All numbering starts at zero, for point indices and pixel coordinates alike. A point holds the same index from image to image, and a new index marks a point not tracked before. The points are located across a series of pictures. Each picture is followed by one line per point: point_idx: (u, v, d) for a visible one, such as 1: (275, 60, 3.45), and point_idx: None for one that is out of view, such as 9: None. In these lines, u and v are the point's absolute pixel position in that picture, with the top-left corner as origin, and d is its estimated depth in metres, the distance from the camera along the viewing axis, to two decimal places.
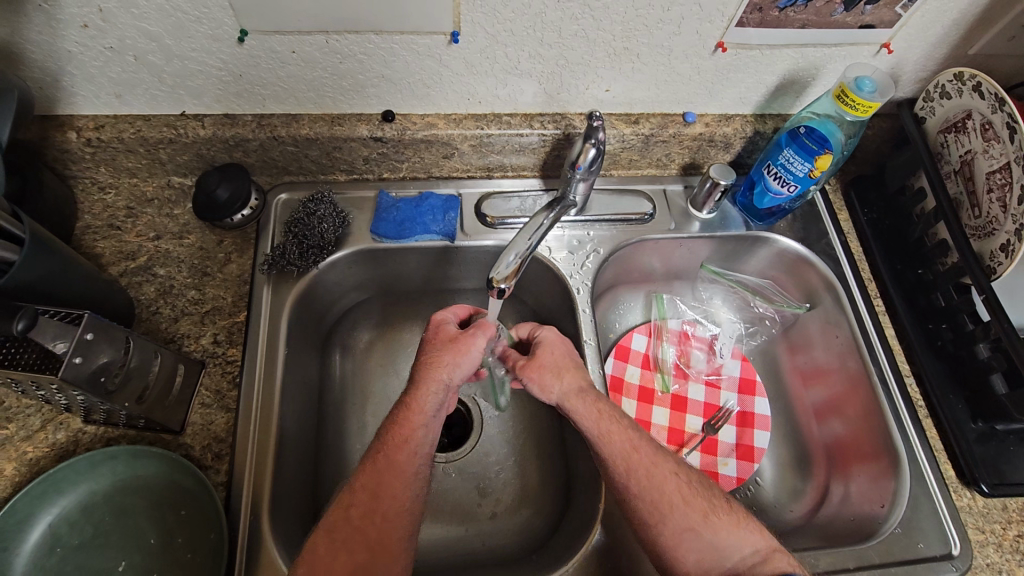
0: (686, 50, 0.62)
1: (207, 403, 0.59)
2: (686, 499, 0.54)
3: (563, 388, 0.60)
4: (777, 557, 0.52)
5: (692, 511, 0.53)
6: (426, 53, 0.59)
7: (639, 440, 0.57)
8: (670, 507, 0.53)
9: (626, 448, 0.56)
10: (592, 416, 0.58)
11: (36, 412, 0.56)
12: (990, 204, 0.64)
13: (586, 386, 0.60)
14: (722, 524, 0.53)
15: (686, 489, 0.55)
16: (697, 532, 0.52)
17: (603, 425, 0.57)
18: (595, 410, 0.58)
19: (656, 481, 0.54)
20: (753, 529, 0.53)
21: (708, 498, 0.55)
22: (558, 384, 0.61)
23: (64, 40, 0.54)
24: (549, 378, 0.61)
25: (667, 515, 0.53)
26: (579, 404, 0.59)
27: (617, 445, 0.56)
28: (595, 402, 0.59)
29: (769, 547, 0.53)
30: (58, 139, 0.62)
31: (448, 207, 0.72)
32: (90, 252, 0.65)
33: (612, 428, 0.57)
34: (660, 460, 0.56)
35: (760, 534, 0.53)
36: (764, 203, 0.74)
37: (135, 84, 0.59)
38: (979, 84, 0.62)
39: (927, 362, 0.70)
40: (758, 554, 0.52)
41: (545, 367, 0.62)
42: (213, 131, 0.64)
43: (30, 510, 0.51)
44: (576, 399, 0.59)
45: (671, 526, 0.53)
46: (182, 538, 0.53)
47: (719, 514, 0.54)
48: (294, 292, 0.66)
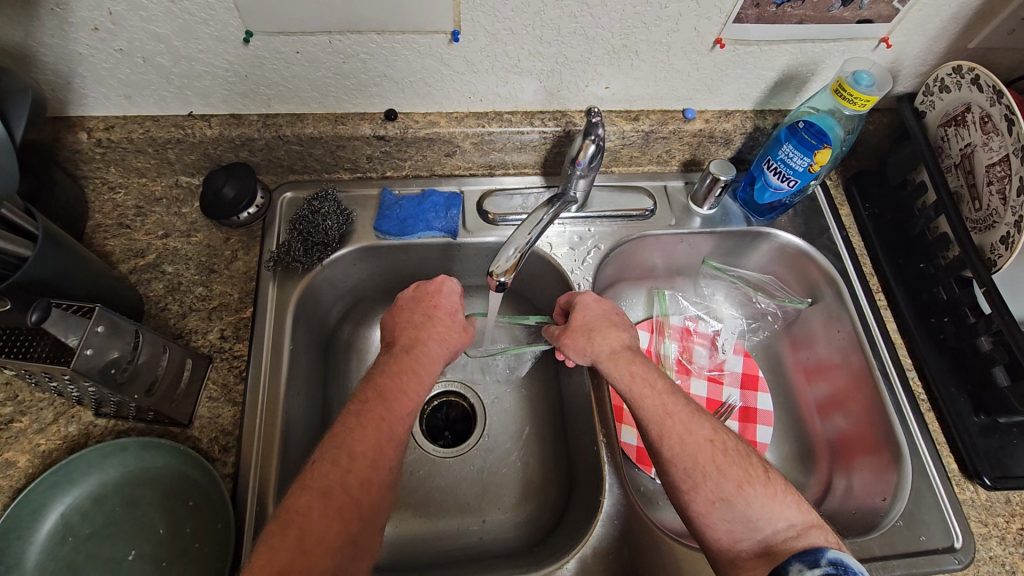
0: (684, 46, 0.63)
1: (214, 397, 0.61)
2: (720, 468, 0.53)
3: (596, 350, 0.64)
4: (812, 533, 0.50)
5: (726, 480, 0.53)
6: (427, 52, 0.60)
7: (674, 405, 0.57)
8: (704, 475, 0.53)
9: (660, 412, 0.57)
10: (627, 379, 0.60)
11: (49, 406, 0.58)
12: (990, 197, 0.64)
13: (619, 348, 0.63)
14: (757, 495, 0.52)
15: (720, 456, 0.54)
16: (729, 502, 0.52)
17: (641, 390, 0.59)
18: (627, 372, 0.60)
19: (689, 447, 0.54)
20: (789, 502, 0.52)
21: (744, 467, 0.53)
22: (592, 347, 0.64)
23: (75, 42, 0.55)
24: (581, 340, 0.65)
25: (700, 483, 0.53)
26: (613, 366, 0.62)
27: (651, 408, 0.57)
28: (627, 365, 0.61)
29: (806, 522, 0.51)
30: (69, 140, 0.63)
31: (450, 204, 0.73)
32: (100, 250, 0.67)
33: (644, 390, 0.59)
34: (695, 426, 0.56)
35: (795, 505, 0.52)
36: (764, 198, 0.74)
37: (143, 85, 0.61)
38: (977, 77, 0.62)
39: (928, 355, 0.70)
40: (791, 529, 0.50)
41: (577, 330, 0.65)
42: (220, 131, 0.65)
43: (44, 500, 0.52)
44: (610, 361, 0.62)
45: (705, 494, 0.53)
46: (190, 527, 0.54)
47: (755, 484, 0.52)
48: (299, 288, 0.67)
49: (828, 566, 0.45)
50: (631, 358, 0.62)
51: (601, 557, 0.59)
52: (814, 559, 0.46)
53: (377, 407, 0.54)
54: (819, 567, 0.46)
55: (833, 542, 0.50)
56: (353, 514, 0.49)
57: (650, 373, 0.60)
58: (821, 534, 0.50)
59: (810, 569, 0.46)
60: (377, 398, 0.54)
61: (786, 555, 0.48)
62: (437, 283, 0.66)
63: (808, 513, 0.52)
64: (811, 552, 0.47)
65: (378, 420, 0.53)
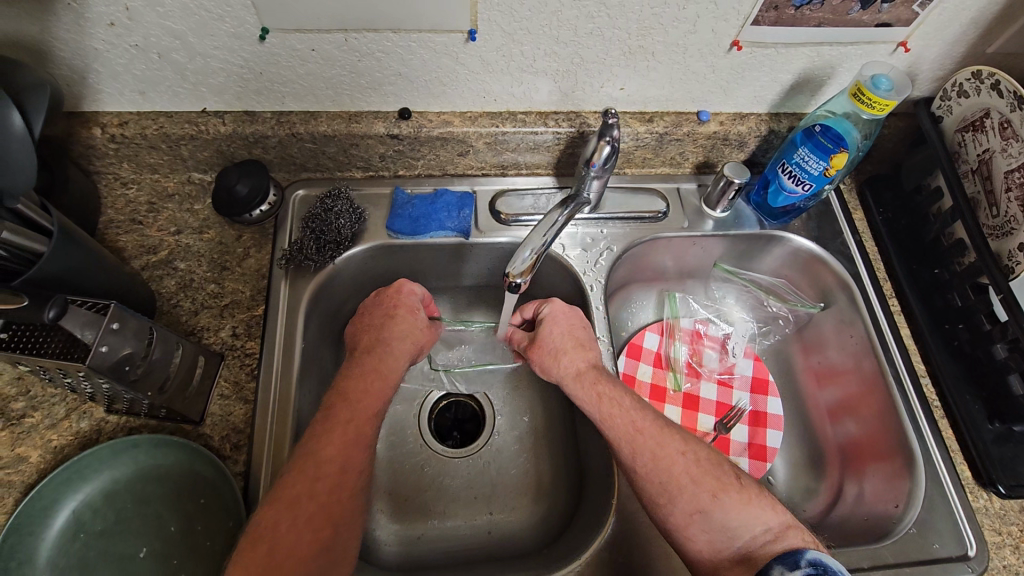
0: (701, 48, 0.62)
1: (226, 395, 0.60)
2: (695, 479, 0.54)
3: (561, 371, 0.64)
4: (789, 533, 0.52)
5: (702, 491, 0.53)
6: (443, 51, 0.60)
7: (643, 421, 0.57)
8: (680, 488, 0.53)
9: (630, 430, 0.57)
10: (593, 399, 0.60)
11: (61, 401, 0.58)
12: (1009, 203, 0.64)
13: (586, 369, 0.62)
14: (732, 503, 0.52)
15: (694, 467, 0.55)
16: (706, 512, 0.53)
17: (605, 412, 0.59)
18: (594, 393, 0.60)
19: (662, 462, 0.55)
20: (764, 506, 0.53)
21: (718, 476, 0.54)
22: (557, 368, 0.64)
23: (92, 38, 0.55)
24: (548, 360, 0.65)
25: (677, 496, 0.53)
26: (578, 387, 0.62)
27: (620, 428, 0.57)
28: (594, 385, 0.61)
29: (782, 525, 0.52)
30: (83, 135, 0.63)
31: (462, 204, 0.73)
32: (112, 246, 0.67)
33: (612, 409, 0.59)
34: (666, 439, 0.56)
35: (770, 508, 0.53)
36: (778, 201, 0.74)
37: (158, 82, 0.61)
38: (998, 82, 0.62)
39: (942, 361, 0.69)
40: (769, 533, 0.51)
41: (544, 350, 0.65)
42: (233, 128, 0.65)
43: (55, 496, 0.52)
44: (575, 382, 0.62)
45: (682, 507, 0.53)
46: (201, 525, 0.54)
47: (730, 492, 0.53)
48: (311, 287, 0.67)
49: (808, 566, 0.47)
50: (597, 378, 0.62)
51: (611, 561, 0.59)
52: (795, 560, 0.48)
53: (344, 409, 0.55)
54: (801, 569, 0.47)
55: (810, 541, 0.51)
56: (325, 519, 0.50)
57: (617, 390, 0.60)
58: (799, 534, 0.52)
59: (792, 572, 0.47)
60: (341, 401, 0.56)
61: (767, 558, 0.50)
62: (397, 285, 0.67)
63: (785, 513, 0.53)
64: (790, 554, 0.49)
65: (345, 422, 0.54)
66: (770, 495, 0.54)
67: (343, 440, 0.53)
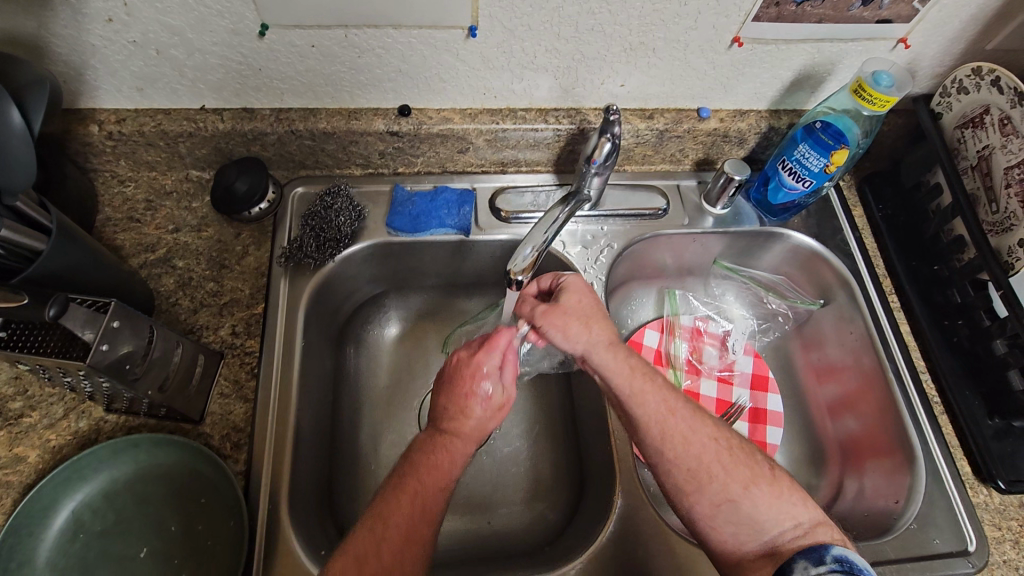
0: (702, 44, 0.62)
1: (226, 393, 0.60)
2: (725, 468, 0.53)
3: (590, 339, 0.61)
4: (819, 531, 0.50)
5: (732, 480, 0.52)
6: (443, 47, 0.59)
7: (676, 404, 0.57)
8: (709, 475, 0.52)
9: (661, 412, 0.56)
10: (626, 373, 0.58)
11: (59, 401, 0.57)
12: (1008, 199, 0.64)
13: (614, 340, 0.61)
14: (763, 495, 0.51)
15: (725, 455, 0.54)
16: (735, 503, 0.51)
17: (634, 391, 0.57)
18: (628, 365, 0.59)
19: (693, 446, 0.54)
20: (796, 501, 0.51)
21: (750, 466, 0.53)
22: (587, 335, 0.61)
23: (89, 34, 0.54)
24: (575, 326, 0.62)
25: (705, 483, 0.52)
26: (610, 357, 0.60)
27: (652, 407, 0.56)
28: (625, 358, 0.60)
29: (812, 520, 0.50)
30: (80, 132, 0.63)
31: (462, 201, 0.72)
32: (110, 245, 0.66)
33: (644, 385, 0.58)
34: (698, 425, 0.55)
35: (804, 504, 0.51)
36: (778, 198, 0.74)
37: (156, 78, 0.60)
38: (997, 79, 0.62)
39: (942, 358, 0.70)
40: (798, 527, 0.50)
41: (570, 315, 0.62)
42: (232, 125, 0.65)
43: (54, 496, 0.52)
44: (607, 351, 0.60)
45: (709, 496, 0.52)
46: (202, 525, 0.54)
47: (761, 484, 0.52)
48: (311, 285, 0.67)
49: (834, 563, 0.45)
50: (628, 351, 0.61)
51: (615, 558, 0.59)
52: (819, 555, 0.46)
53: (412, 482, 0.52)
54: (825, 564, 0.45)
55: (839, 538, 0.49)
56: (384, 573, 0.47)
57: (648, 369, 0.60)
58: (829, 532, 0.50)
59: (816, 567, 0.45)
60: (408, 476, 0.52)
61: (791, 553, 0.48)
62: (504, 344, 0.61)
63: (815, 511, 0.51)
64: (814, 548, 0.47)
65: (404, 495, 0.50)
66: (800, 490, 0.53)
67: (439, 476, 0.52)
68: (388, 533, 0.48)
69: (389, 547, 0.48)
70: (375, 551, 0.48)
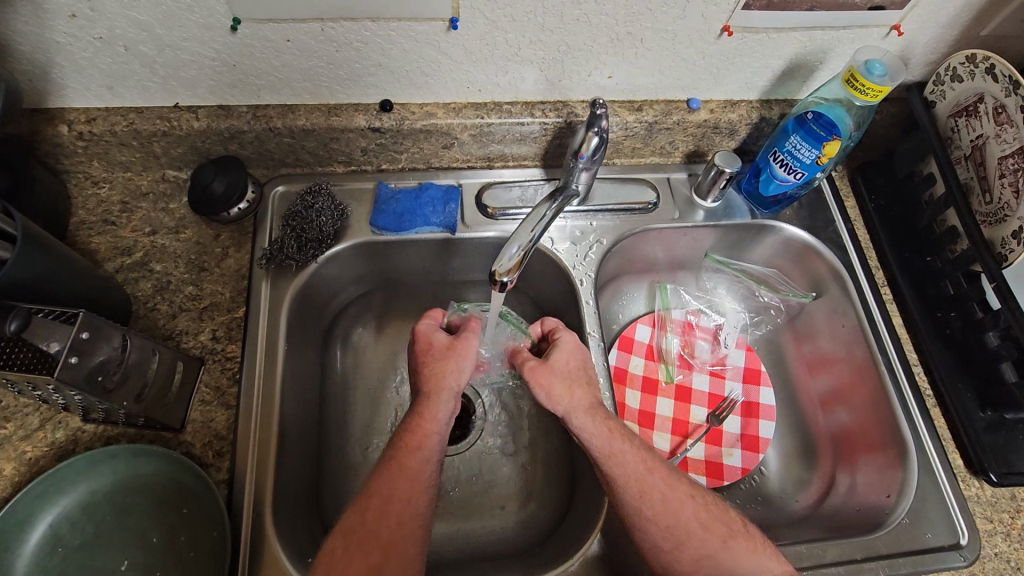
0: (690, 34, 0.60)
1: (207, 400, 0.59)
2: (703, 525, 0.53)
3: (570, 403, 0.59)
4: None
5: (712, 535, 0.53)
6: (424, 40, 0.57)
7: (654, 462, 0.56)
8: (688, 534, 0.53)
9: (638, 470, 0.55)
10: (604, 435, 0.57)
11: (35, 412, 0.56)
12: (1002, 189, 0.63)
13: (597, 403, 0.59)
14: (741, 550, 0.52)
15: (704, 514, 0.54)
16: (715, 558, 0.52)
17: (589, 416, 0.58)
18: (605, 428, 0.57)
19: (671, 506, 0.53)
20: (768, 556, 0.53)
21: (727, 522, 0.54)
22: (567, 398, 0.59)
23: (53, 30, 0.52)
24: (557, 388, 0.60)
25: (684, 541, 0.52)
26: (590, 422, 0.58)
27: (630, 468, 0.55)
28: (606, 421, 0.58)
29: (786, 573, 0.52)
30: (49, 133, 0.61)
31: (448, 198, 0.71)
32: (85, 248, 0.64)
33: (623, 447, 0.56)
34: (674, 483, 0.55)
35: (776, 558, 0.53)
36: (769, 190, 0.72)
37: (126, 75, 0.58)
38: (992, 66, 0.60)
39: (934, 350, 0.69)
40: None
41: (555, 374, 0.61)
42: (207, 123, 0.63)
43: (30, 511, 0.50)
44: (587, 415, 0.58)
45: (689, 552, 0.52)
46: (184, 536, 0.52)
47: (739, 539, 0.53)
48: (293, 287, 0.65)
49: None
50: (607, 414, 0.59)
51: (604, 560, 0.58)
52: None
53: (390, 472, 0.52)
54: None
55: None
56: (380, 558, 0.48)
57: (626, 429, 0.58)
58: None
59: None
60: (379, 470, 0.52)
61: None
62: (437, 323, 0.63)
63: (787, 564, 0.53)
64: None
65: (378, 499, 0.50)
66: (773, 545, 0.54)
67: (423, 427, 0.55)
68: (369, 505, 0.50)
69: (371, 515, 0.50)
70: (359, 522, 0.49)
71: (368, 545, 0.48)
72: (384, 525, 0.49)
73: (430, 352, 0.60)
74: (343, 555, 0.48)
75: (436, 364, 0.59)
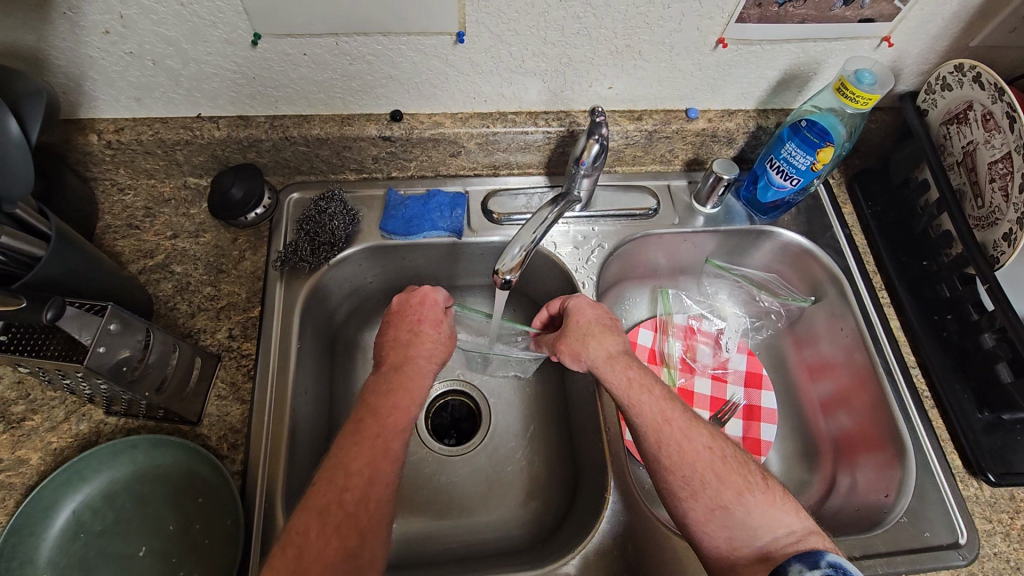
0: (687, 46, 0.63)
1: (223, 395, 0.61)
2: (719, 476, 0.54)
3: (591, 354, 0.62)
4: (811, 538, 0.51)
5: (727, 489, 0.53)
6: (432, 53, 0.61)
7: (673, 413, 0.57)
8: (703, 484, 0.53)
9: (657, 420, 0.57)
10: (623, 384, 0.59)
11: (61, 404, 0.58)
12: (993, 194, 0.65)
13: (616, 353, 0.62)
14: (756, 503, 0.53)
15: (720, 465, 0.54)
16: (728, 510, 0.53)
17: (608, 364, 0.61)
18: (625, 377, 0.60)
19: (687, 456, 0.55)
20: (787, 510, 0.53)
21: (744, 475, 0.54)
22: (587, 352, 0.63)
23: (87, 46, 0.56)
24: (578, 344, 0.63)
25: (699, 491, 0.53)
26: (610, 370, 0.61)
27: (649, 416, 0.57)
28: (625, 370, 0.60)
29: (805, 529, 0.52)
30: (80, 142, 0.64)
31: (455, 204, 0.73)
32: (110, 251, 0.68)
33: (642, 396, 0.58)
34: (693, 434, 0.56)
35: (793, 512, 0.53)
36: (767, 196, 0.74)
37: (153, 88, 0.62)
38: (979, 75, 0.62)
39: (932, 353, 0.70)
40: (791, 535, 0.51)
41: (574, 333, 0.64)
42: (227, 132, 0.66)
43: (56, 497, 0.53)
44: (606, 364, 0.61)
45: (703, 503, 0.53)
46: (200, 524, 0.55)
47: (754, 493, 0.53)
48: (305, 289, 0.68)
49: (828, 568, 0.46)
50: (628, 362, 0.61)
51: (605, 554, 0.60)
52: (815, 560, 0.47)
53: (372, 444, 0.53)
54: (819, 569, 0.46)
55: (830, 545, 0.51)
56: (351, 529, 0.49)
57: (647, 379, 0.60)
58: (819, 539, 0.51)
59: (811, 570, 0.46)
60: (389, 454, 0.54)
61: (786, 557, 0.49)
62: (423, 295, 0.65)
63: (808, 519, 0.53)
64: (810, 553, 0.48)
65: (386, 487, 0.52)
66: (791, 499, 0.54)
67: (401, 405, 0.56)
68: (350, 485, 0.50)
69: (350, 498, 0.50)
70: (337, 501, 0.49)
71: (344, 527, 0.49)
72: (362, 507, 0.50)
73: (431, 327, 0.63)
74: (317, 535, 0.48)
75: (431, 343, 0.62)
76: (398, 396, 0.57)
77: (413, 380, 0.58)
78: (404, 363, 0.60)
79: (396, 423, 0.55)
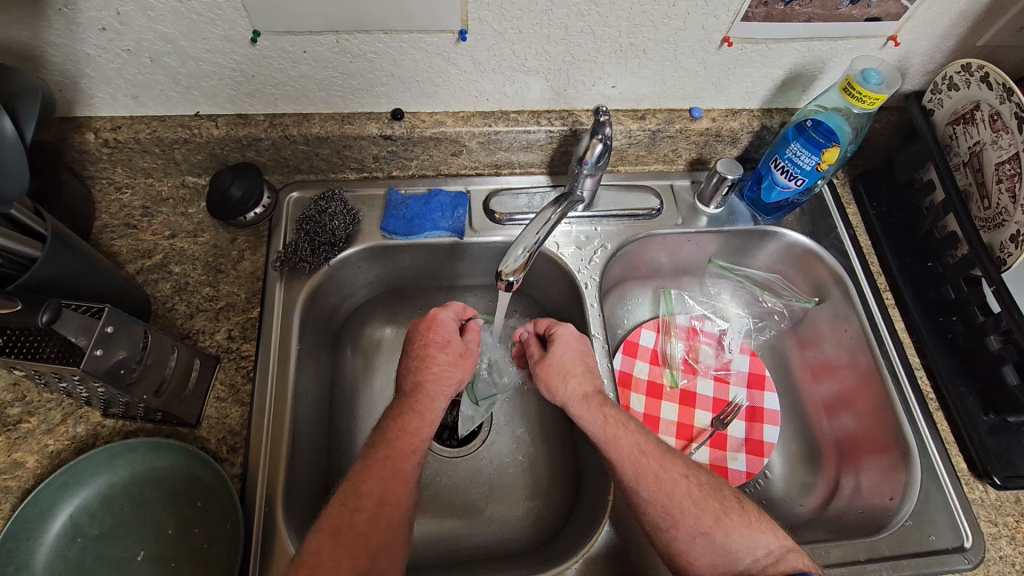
0: (691, 45, 0.63)
1: (222, 397, 0.61)
2: (697, 502, 0.54)
3: (568, 393, 0.61)
4: (790, 555, 0.52)
5: (704, 513, 0.53)
6: (434, 51, 0.60)
7: (647, 444, 0.57)
8: (682, 511, 0.53)
9: (632, 453, 0.56)
10: (599, 421, 0.58)
11: (58, 407, 0.58)
12: (1000, 195, 0.64)
13: (593, 393, 0.60)
14: (734, 526, 0.53)
15: (696, 492, 0.54)
16: (709, 536, 0.52)
17: (583, 403, 0.60)
18: (601, 416, 0.58)
19: (664, 486, 0.54)
20: (766, 529, 0.53)
21: (720, 499, 0.54)
22: (564, 389, 0.62)
23: (83, 43, 0.55)
24: (555, 381, 0.62)
25: (679, 519, 0.53)
26: (585, 410, 0.59)
27: (624, 451, 0.56)
28: (601, 407, 0.59)
29: (783, 547, 0.52)
30: (76, 140, 0.63)
31: (456, 204, 0.73)
32: (107, 251, 0.67)
33: (617, 432, 0.57)
34: (668, 463, 0.56)
35: (770, 530, 0.53)
36: (771, 197, 0.74)
37: (151, 86, 0.61)
38: (987, 75, 0.62)
39: (937, 354, 0.70)
40: (770, 555, 0.52)
41: (553, 367, 0.63)
42: (226, 131, 0.65)
43: (53, 501, 0.52)
44: (581, 404, 0.60)
45: (684, 531, 0.53)
46: (198, 528, 0.54)
47: (731, 515, 0.53)
48: (305, 290, 0.67)
49: None
50: (603, 402, 0.60)
51: (607, 558, 0.59)
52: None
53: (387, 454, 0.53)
54: None
55: (810, 564, 0.51)
56: (362, 551, 0.48)
57: (624, 416, 0.59)
58: (799, 557, 0.52)
59: None
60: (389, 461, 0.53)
61: None
62: (431, 318, 0.63)
63: (786, 537, 0.53)
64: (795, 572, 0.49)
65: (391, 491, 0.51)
66: (767, 517, 0.55)
67: (418, 426, 0.56)
68: (361, 506, 0.50)
69: (362, 518, 0.50)
70: (348, 522, 0.49)
71: (356, 547, 0.48)
72: (373, 527, 0.50)
73: (438, 351, 0.61)
74: (328, 555, 0.47)
75: (443, 368, 0.60)
76: (409, 419, 0.56)
77: (427, 405, 0.58)
78: (416, 389, 0.59)
79: (406, 445, 0.54)
